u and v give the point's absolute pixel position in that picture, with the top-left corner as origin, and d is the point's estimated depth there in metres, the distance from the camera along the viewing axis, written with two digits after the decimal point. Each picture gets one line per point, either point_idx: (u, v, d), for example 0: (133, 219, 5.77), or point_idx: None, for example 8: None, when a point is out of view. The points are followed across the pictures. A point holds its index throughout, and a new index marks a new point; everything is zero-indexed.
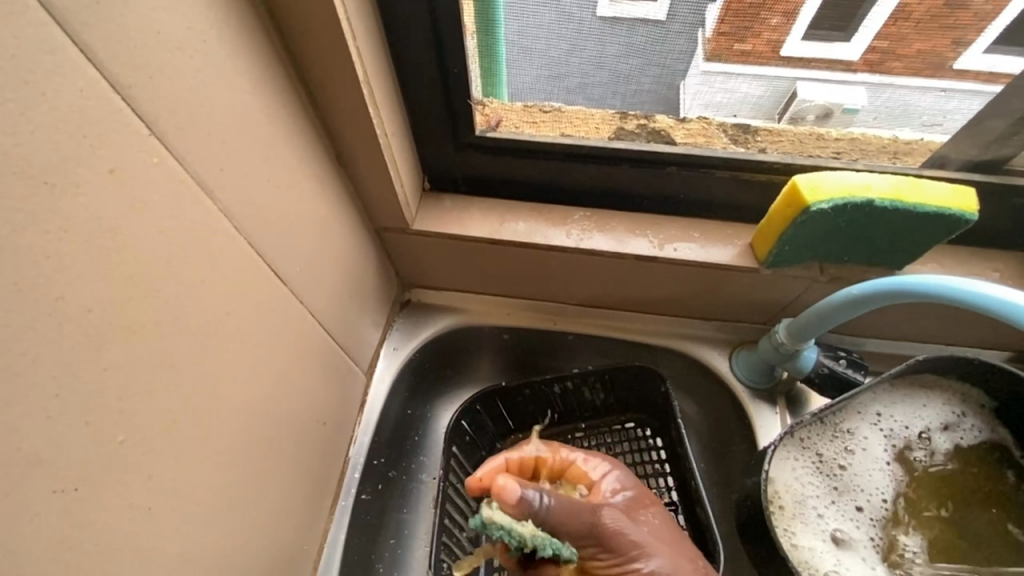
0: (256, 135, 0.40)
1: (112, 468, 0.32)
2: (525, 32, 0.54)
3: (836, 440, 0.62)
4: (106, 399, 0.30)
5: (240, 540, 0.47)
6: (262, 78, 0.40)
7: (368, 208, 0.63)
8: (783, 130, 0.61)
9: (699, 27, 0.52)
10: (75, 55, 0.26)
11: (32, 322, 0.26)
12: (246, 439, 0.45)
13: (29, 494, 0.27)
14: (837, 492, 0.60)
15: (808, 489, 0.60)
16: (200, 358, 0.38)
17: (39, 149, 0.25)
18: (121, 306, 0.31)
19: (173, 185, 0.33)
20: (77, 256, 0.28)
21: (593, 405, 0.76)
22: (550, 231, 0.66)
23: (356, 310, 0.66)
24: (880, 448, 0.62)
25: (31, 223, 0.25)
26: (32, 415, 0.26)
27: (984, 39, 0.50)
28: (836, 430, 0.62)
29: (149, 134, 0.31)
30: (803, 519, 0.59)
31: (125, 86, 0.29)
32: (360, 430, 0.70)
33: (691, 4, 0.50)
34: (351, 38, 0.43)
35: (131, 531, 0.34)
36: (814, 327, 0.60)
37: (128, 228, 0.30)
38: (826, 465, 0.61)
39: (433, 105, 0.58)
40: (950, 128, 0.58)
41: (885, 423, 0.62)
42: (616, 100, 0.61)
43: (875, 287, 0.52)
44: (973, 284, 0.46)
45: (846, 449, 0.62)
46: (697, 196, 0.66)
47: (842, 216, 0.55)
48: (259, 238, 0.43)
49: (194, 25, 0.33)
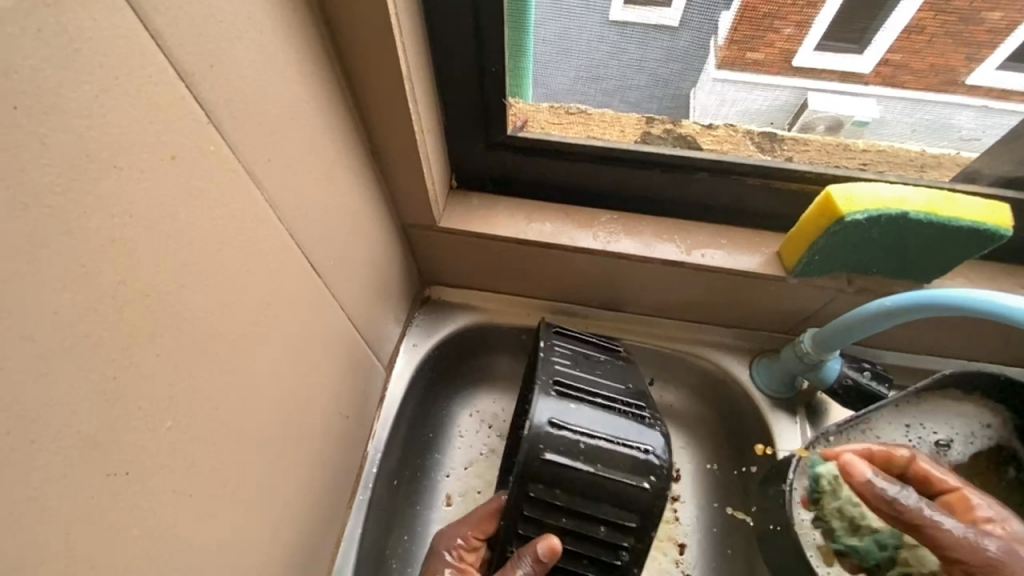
0: (301, 127, 0.41)
1: (157, 456, 0.31)
2: (566, 33, 0.54)
3: None
4: (157, 385, 0.30)
5: (266, 532, 0.46)
6: (310, 70, 0.40)
7: (397, 203, 0.63)
8: (806, 141, 0.61)
9: (711, 38, 0.52)
10: (147, 42, 0.26)
11: (95, 306, 0.26)
12: (276, 430, 0.45)
13: (84, 476, 0.27)
14: None
15: None
16: (241, 347, 0.38)
17: (110, 132, 0.25)
18: (175, 293, 0.31)
19: (226, 174, 0.33)
20: (138, 241, 0.28)
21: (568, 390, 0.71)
22: (577, 232, 0.66)
23: (380, 305, 0.66)
24: None
25: (99, 207, 0.25)
26: (91, 397, 0.26)
27: (998, 53, 0.49)
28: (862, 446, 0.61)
29: (207, 122, 0.31)
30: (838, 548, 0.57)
31: (190, 74, 0.29)
32: (379, 424, 0.70)
33: (706, 11, 0.50)
34: (398, 32, 0.43)
35: (172, 517, 0.34)
36: (840, 337, 0.60)
37: (186, 215, 0.31)
38: None
39: (467, 103, 0.58)
40: (985, 144, 0.58)
41: (910, 439, 0.61)
42: (652, 104, 0.60)
43: (907, 300, 0.52)
44: (1012, 299, 0.46)
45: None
46: (725, 202, 0.66)
47: (875, 228, 0.55)
48: (299, 229, 0.43)
49: (253, 15, 0.33)
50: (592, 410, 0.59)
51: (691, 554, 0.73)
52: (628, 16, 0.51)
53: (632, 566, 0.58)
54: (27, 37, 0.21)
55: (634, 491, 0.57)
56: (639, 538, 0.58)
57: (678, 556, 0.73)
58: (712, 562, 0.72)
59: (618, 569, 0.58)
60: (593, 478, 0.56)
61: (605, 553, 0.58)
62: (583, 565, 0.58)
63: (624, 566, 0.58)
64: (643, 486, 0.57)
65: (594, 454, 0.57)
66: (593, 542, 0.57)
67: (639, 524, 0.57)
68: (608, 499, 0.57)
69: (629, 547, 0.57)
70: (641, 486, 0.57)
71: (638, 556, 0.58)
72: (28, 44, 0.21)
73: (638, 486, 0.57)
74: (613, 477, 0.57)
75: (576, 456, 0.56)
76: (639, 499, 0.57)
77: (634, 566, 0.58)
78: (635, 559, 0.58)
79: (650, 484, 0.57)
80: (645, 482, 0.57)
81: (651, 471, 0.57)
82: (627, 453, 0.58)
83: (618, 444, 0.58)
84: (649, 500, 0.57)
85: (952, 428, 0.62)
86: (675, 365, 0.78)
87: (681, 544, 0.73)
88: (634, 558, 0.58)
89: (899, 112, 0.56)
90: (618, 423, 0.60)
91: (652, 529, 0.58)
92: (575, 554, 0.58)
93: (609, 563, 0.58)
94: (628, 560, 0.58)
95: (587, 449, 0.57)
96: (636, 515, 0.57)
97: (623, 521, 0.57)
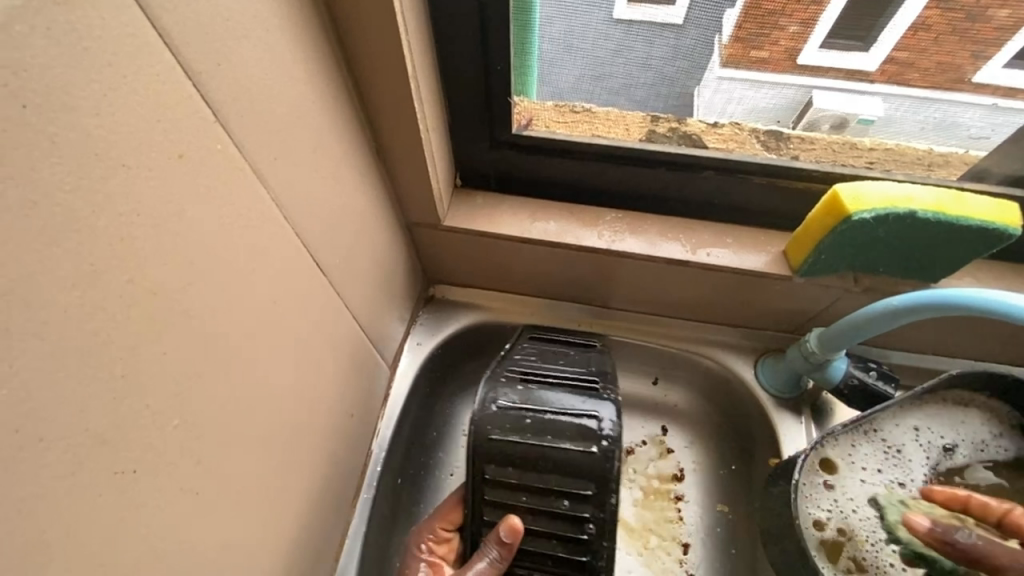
0: (308, 126, 0.41)
1: (164, 454, 0.32)
2: (572, 31, 0.54)
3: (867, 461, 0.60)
4: (165, 384, 0.30)
5: (272, 529, 0.46)
6: (316, 68, 0.40)
7: (402, 202, 0.63)
8: (813, 139, 0.61)
9: (716, 34, 0.51)
10: (154, 40, 0.26)
11: (103, 305, 0.26)
12: (281, 429, 0.45)
13: (92, 474, 0.27)
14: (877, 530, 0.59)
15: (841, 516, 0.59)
16: (247, 345, 0.38)
17: (118, 131, 0.25)
18: (182, 292, 0.31)
19: (232, 173, 0.33)
20: (146, 239, 0.28)
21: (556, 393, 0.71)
22: (582, 232, 0.66)
23: (385, 303, 0.66)
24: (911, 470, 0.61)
25: (107, 205, 0.25)
26: (99, 395, 0.26)
27: (1006, 50, 0.49)
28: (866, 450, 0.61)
29: (214, 120, 0.31)
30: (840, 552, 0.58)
31: (197, 72, 0.29)
32: (383, 423, 0.70)
33: (712, 9, 0.49)
34: (403, 30, 0.43)
35: (179, 515, 0.34)
36: (846, 337, 0.59)
37: (193, 214, 0.31)
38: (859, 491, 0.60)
39: (472, 101, 0.58)
40: (994, 142, 0.57)
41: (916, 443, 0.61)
42: (658, 103, 0.60)
43: (915, 300, 0.52)
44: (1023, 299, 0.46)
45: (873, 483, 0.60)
46: (731, 202, 0.65)
47: (882, 227, 0.54)
48: (305, 228, 0.43)
49: (260, 14, 0.33)
50: (540, 387, 0.59)
51: (695, 554, 0.73)
52: (634, 14, 0.51)
53: (602, 540, 0.55)
54: (37, 35, 0.21)
55: (584, 458, 0.55)
56: (600, 508, 0.55)
57: (682, 556, 0.73)
58: (716, 562, 0.72)
59: (588, 545, 0.55)
60: (541, 450, 0.56)
61: (571, 529, 0.55)
62: (554, 546, 0.56)
63: (592, 541, 0.55)
64: (591, 451, 0.55)
65: (540, 427, 0.56)
66: (556, 519, 0.56)
67: (595, 492, 0.55)
68: (559, 469, 0.55)
69: (592, 519, 0.55)
70: (588, 451, 0.55)
71: (603, 528, 0.55)
72: (37, 42, 0.21)
73: (586, 452, 0.55)
74: (561, 446, 0.55)
75: (521, 432, 0.56)
76: (588, 465, 0.55)
77: (603, 540, 0.55)
78: (603, 533, 0.55)
79: (597, 448, 0.55)
80: (593, 447, 0.55)
81: (598, 435, 0.55)
82: (572, 421, 0.56)
83: (562, 413, 0.57)
84: (601, 466, 0.55)
85: (960, 432, 0.61)
86: (679, 364, 0.78)
87: (685, 544, 0.73)
88: (601, 531, 0.55)
89: (905, 111, 0.56)
90: (567, 396, 0.59)
91: (612, 496, 0.55)
92: (543, 535, 0.56)
93: (577, 539, 0.55)
94: (595, 533, 0.55)
95: (532, 422, 0.57)
96: (591, 483, 0.55)
97: (579, 492, 0.55)
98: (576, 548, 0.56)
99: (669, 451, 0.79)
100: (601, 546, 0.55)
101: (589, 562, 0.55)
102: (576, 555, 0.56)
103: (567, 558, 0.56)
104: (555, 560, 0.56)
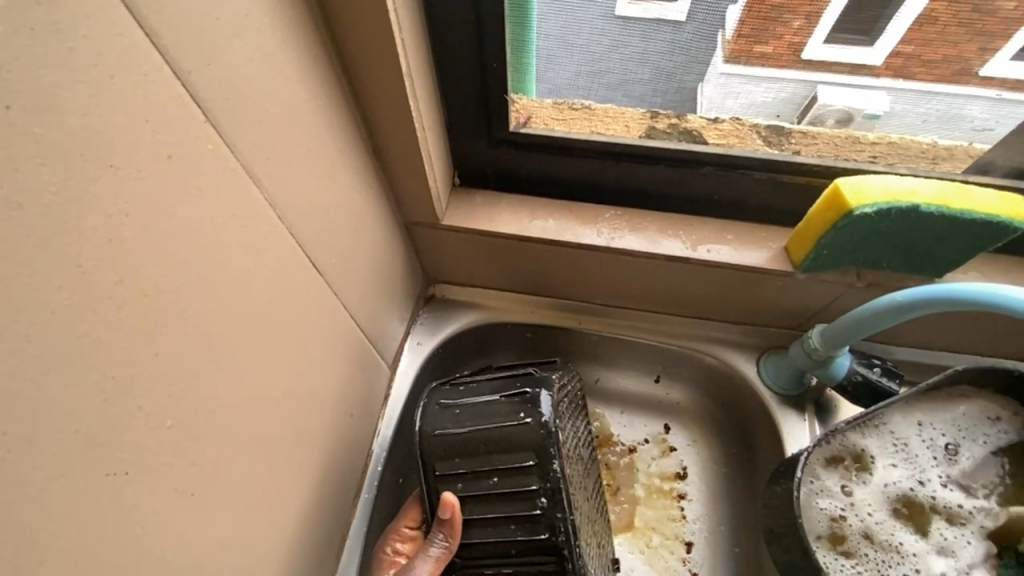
0: (301, 125, 0.40)
1: (159, 455, 0.32)
2: (568, 27, 0.53)
3: (865, 454, 0.60)
4: (158, 384, 0.30)
5: (270, 530, 0.46)
6: (308, 67, 0.40)
7: (399, 201, 0.63)
8: (815, 133, 0.60)
9: (718, 30, 0.51)
10: (142, 40, 0.26)
11: (91, 307, 0.26)
12: (279, 429, 0.45)
13: (85, 475, 0.27)
14: (875, 522, 0.58)
15: (836, 508, 0.58)
16: (242, 345, 0.38)
17: (105, 132, 0.25)
18: (173, 293, 0.31)
19: (224, 173, 0.33)
20: (135, 240, 0.28)
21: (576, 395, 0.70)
22: (581, 229, 0.66)
23: (384, 303, 0.66)
24: (909, 462, 0.60)
25: (95, 207, 0.25)
26: (90, 397, 0.26)
27: (1012, 44, 0.48)
28: (865, 442, 0.60)
29: (204, 120, 0.31)
30: (836, 544, 0.57)
31: (186, 73, 0.29)
32: (384, 422, 0.70)
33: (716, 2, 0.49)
34: (397, 29, 0.42)
35: (175, 515, 0.34)
36: (849, 334, 0.59)
37: (184, 215, 0.31)
38: (857, 484, 0.59)
39: (469, 99, 0.57)
40: (999, 134, 0.56)
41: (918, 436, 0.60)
42: (656, 98, 0.60)
43: (921, 295, 0.51)
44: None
45: (883, 479, 0.59)
46: (732, 197, 0.65)
47: (884, 222, 0.54)
48: (299, 228, 0.43)
49: (250, 12, 0.32)
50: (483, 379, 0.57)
51: (699, 553, 0.72)
52: (634, 10, 0.51)
53: (556, 512, 0.51)
54: (20, 36, 0.21)
55: (520, 430, 0.52)
56: (545, 477, 0.51)
57: (685, 554, 0.72)
58: (719, 560, 0.71)
59: (543, 519, 0.51)
60: (479, 434, 0.53)
61: (522, 507, 0.52)
62: (512, 530, 0.52)
63: (547, 515, 0.51)
64: (525, 422, 0.52)
65: (474, 414, 0.54)
66: (506, 500, 0.52)
67: (536, 461, 0.51)
68: (499, 448, 0.53)
69: (541, 491, 0.51)
70: (522, 422, 0.52)
71: (554, 497, 0.51)
72: (21, 43, 0.21)
73: (522, 423, 0.52)
74: (496, 425, 0.53)
75: (457, 421, 0.54)
76: (524, 437, 0.51)
77: (557, 510, 0.51)
78: (555, 504, 0.51)
79: (529, 418, 0.52)
80: (527, 417, 0.52)
81: (531, 408, 0.52)
82: (505, 400, 0.54)
83: (496, 395, 0.55)
84: (537, 434, 0.52)
85: (963, 424, 0.60)
86: (682, 362, 0.78)
87: (688, 543, 0.73)
88: (552, 502, 0.51)
89: (913, 103, 0.55)
90: (508, 380, 0.56)
91: (554, 462, 0.51)
92: (498, 521, 0.53)
93: (530, 516, 0.52)
94: (548, 506, 0.51)
95: (466, 411, 0.54)
96: (531, 454, 0.52)
97: (520, 466, 0.52)
98: (532, 526, 0.52)
99: (672, 449, 0.78)
100: (557, 518, 0.51)
101: (549, 537, 0.51)
102: (534, 534, 0.51)
103: (525, 539, 0.52)
104: (516, 544, 0.52)
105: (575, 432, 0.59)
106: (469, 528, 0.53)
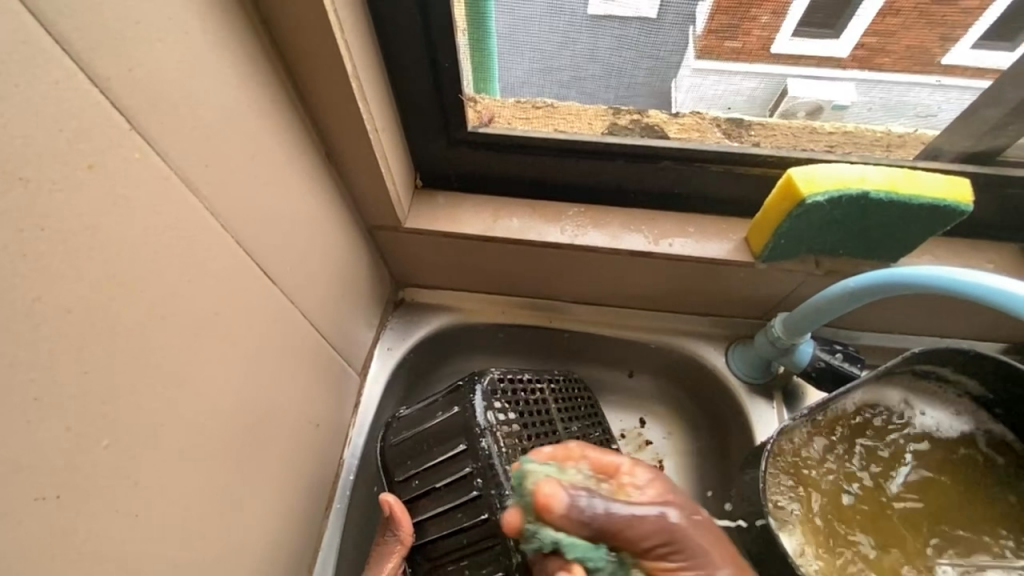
0: (243, 131, 0.39)
1: (94, 476, 0.30)
2: (517, 25, 0.53)
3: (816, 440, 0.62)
4: (89, 403, 0.29)
5: (231, 546, 0.45)
6: (249, 71, 0.39)
7: (359, 205, 0.62)
8: (776, 125, 0.61)
9: (688, 26, 0.51)
10: (50, 46, 0.25)
11: (8, 327, 0.25)
12: (235, 442, 0.44)
13: (9, 501, 0.26)
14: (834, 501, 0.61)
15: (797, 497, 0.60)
16: (187, 359, 0.37)
17: (11, 144, 0.24)
18: (102, 308, 0.30)
19: (156, 183, 0.32)
20: (55, 255, 0.27)
21: (573, 385, 0.67)
22: (545, 228, 0.66)
23: (349, 308, 0.65)
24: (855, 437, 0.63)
25: (6, 220, 0.24)
26: (10, 421, 0.25)
27: (972, 32, 0.50)
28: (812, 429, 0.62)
29: (129, 129, 0.30)
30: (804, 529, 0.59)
31: (104, 80, 0.28)
32: (354, 431, 0.69)
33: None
34: (338, 31, 0.42)
35: (118, 537, 0.33)
36: (808, 321, 0.60)
37: (110, 226, 0.29)
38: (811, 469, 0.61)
39: (423, 101, 0.57)
40: (943, 121, 0.59)
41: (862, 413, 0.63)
42: (610, 94, 0.60)
43: (869, 282, 0.52)
44: (998, 279, 0.44)
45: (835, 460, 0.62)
46: (692, 190, 0.65)
47: (837, 210, 0.55)
48: (246, 237, 0.42)
49: (176, 16, 0.32)
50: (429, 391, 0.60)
51: None
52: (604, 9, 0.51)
53: (491, 490, 0.51)
54: None
55: (451, 420, 0.55)
56: (477, 457, 0.52)
57: None
58: None
59: (482, 500, 0.51)
60: (420, 435, 0.56)
61: (462, 491, 0.52)
62: (459, 518, 0.52)
63: (484, 495, 0.51)
64: (455, 412, 0.55)
65: (415, 419, 0.57)
66: (450, 488, 0.53)
67: (466, 444, 0.53)
68: (438, 441, 0.55)
69: (475, 471, 0.52)
70: (452, 412, 0.55)
71: (488, 474, 0.51)
72: None
73: (451, 413, 0.55)
74: (434, 422, 0.56)
75: (401, 429, 0.58)
76: (454, 425, 0.54)
77: (493, 488, 0.51)
78: (489, 481, 0.51)
79: (458, 407, 0.55)
80: (456, 405, 0.55)
81: (461, 398, 0.55)
82: (440, 399, 0.57)
83: (434, 397, 0.58)
84: (464, 419, 0.54)
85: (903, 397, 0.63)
86: (657, 355, 0.78)
87: None
88: (486, 480, 0.51)
89: (872, 92, 0.56)
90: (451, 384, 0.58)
91: (482, 440, 0.52)
92: (447, 513, 0.53)
93: (471, 500, 0.52)
94: (483, 484, 0.51)
95: (415, 417, 0.58)
96: (461, 437, 0.54)
97: (455, 453, 0.53)
98: (474, 510, 0.51)
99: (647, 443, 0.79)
100: (494, 496, 0.51)
101: (490, 518, 0.51)
102: (477, 516, 0.51)
103: (472, 524, 0.51)
104: (467, 533, 0.52)
105: (539, 422, 0.59)
106: (425, 527, 0.54)
